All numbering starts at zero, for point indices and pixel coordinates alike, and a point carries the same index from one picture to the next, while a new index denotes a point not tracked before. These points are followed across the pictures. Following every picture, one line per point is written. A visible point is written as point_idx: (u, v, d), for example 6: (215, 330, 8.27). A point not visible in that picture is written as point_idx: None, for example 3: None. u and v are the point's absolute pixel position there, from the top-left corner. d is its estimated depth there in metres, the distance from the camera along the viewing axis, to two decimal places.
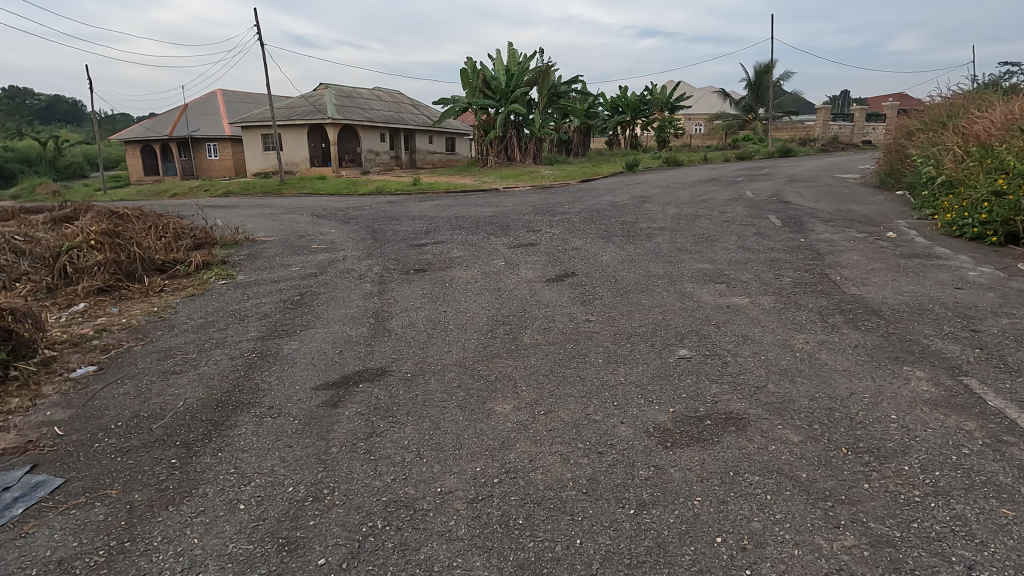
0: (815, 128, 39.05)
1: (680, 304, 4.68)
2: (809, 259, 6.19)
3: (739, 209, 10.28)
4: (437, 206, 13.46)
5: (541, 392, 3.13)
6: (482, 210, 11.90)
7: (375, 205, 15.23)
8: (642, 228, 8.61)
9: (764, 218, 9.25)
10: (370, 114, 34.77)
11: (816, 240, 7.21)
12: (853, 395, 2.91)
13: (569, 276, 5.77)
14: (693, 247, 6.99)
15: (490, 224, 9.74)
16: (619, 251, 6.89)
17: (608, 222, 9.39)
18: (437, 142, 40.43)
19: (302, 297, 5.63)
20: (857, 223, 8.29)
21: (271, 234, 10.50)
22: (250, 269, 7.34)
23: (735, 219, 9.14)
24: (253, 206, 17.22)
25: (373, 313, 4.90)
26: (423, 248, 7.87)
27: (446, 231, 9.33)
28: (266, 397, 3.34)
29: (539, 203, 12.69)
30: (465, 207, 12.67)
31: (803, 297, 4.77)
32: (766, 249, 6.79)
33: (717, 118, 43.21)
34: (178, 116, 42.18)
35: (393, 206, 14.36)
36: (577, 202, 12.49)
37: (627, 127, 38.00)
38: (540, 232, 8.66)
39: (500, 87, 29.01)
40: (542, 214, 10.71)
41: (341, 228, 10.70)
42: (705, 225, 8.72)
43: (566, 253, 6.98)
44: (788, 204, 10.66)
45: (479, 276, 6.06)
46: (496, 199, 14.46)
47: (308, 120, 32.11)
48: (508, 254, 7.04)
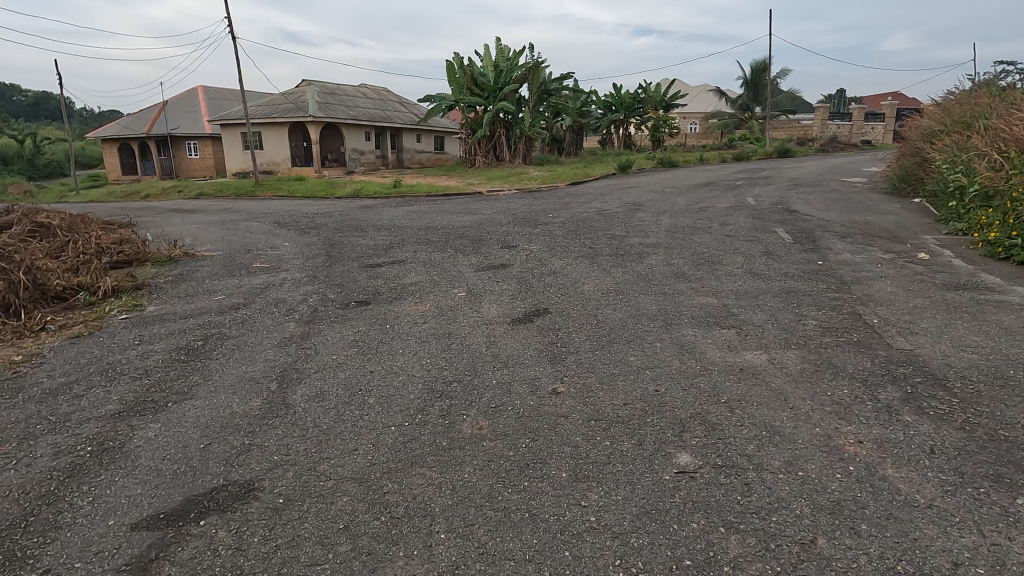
0: (813, 127, 38.08)
1: (678, 363, 3.58)
2: (832, 290, 5.13)
3: (741, 220, 9.24)
4: (411, 213, 12.34)
5: (467, 551, 2.03)
6: (458, 219, 10.80)
7: (346, 211, 14.08)
8: (633, 244, 7.54)
9: (770, 231, 8.20)
10: (355, 112, 33.50)
11: (836, 263, 6.14)
12: (959, 571, 1.82)
13: (539, 315, 4.68)
14: (691, 272, 5.92)
15: (462, 237, 8.67)
16: (604, 278, 5.81)
17: (594, 236, 8.31)
18: (426, 141, 39.27)
19: (204, 343, 4.50)
20: (879, 240, 7.25)
21: (217, 247, 9.34)
22: (169, 296, 6.21)
23: (738, 233, 8.08)
24: (218, 211, 16.05)
25: (278, 373, 3.77)
26: (378, 270, 6.76)
27: (410, 246, 8.22)
28: (46, 552, 2.17)
29: (521, 210, 11.63)
30: (441, 215, 11.56)
31: (838, 353, 3.67)
32: (778, 275, 5.72)
33: (712, 117, 42.30)
34: (156, 114, 40.73)
35: (364, 213, 13.22)
36: (563, 209, 11.42)
37: (620, 126, 36.93)
38: (516, 249, 7.57)
39: (488, 84, 27.85)
40: (522, 225, 9.61)
41: (297, 240, 9.56)
42: (704, 240, 7.66)
43: (541, 278, 5.91)
44: (794, 214, 9.63)
45: (431, 312, 4.96)
46: (477, 205, 13.32)
47: (289, 118, 30.81)
48: (473, 281, 5.95)
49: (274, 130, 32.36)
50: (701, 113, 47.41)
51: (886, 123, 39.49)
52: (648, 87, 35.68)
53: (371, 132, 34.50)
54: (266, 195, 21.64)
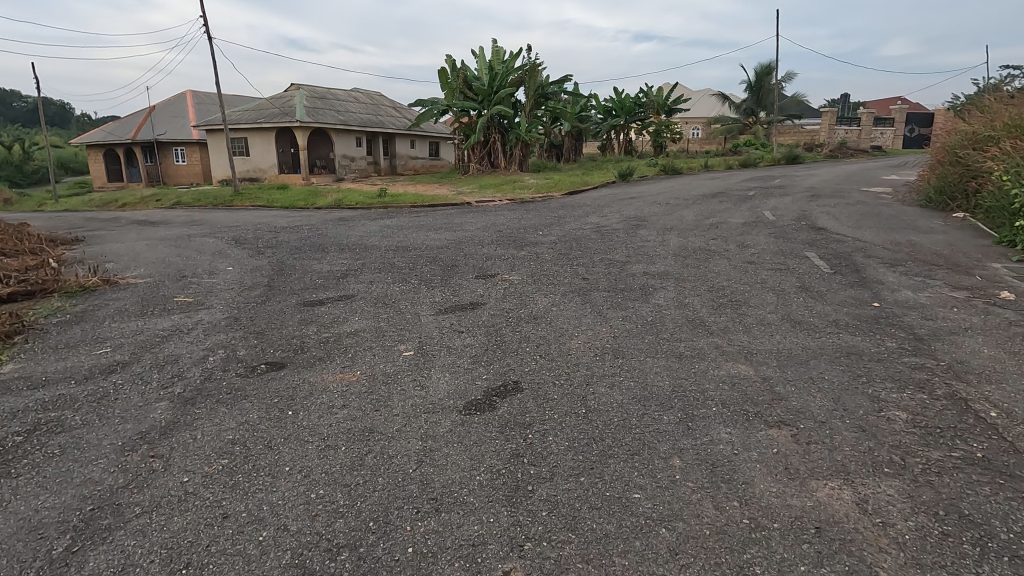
0: (820, 132, 36.78)
1: (712, 511, 2.23)
2: (907, 352, 3.79)
3: (761, 239, 7.92)
4: (385, 229, 11.02)
5: None
6: (436, 237, 9.49)
7: (318, 225, 12.80)
8: (635, 274, 6.20)
9: (799, 255, 6.86)
10: (345, 117, 32.28)
11: (896, 305, 4.83)
12: None
13: (505, 395, 3.34)
14: (711, 318, 4.58)
15: (433, 262, 7.37)
16: (598, 328, 4.48)
17: (588, 261, 7.00)
18: (420, 147, 38.10)
19: (24, 439, 3.15)
20: (938, 270, 5.91)
21: (150, 272, 8.01)
22: (46, 346, 4.89)
23: (760, 258, 6.74)
24: (182, 225, 14.77)
25: (83, 514, 2.42)
26: (318, 309, 5.44)
27: (370, 274, 6.89)
28: None
29: (508, 226, 10.34)
30: (418, 232, 10.26)
31: (965, 489, 2.32)
32: (826, 325, 4.38)
33: (716, 122, 41.12)
34: (143, 119, 39.61)
35: (336, 228, 11.92)
36: (555, 225, 10.13)
37: (621, 131, 35.67)
38: (493, 280, 6.24)
39: (482, 87, 26.60)
40: (505, 245, 8.30)
41: (246, 264, 8.25)
42: (721, 268, 6.32)
43: (517, 327, 4.58)
44: (820, 232, 8.31)
45: (360, 384, 3.62)
46: (461, 218, 12.03)
47: (275, 122, 29.59)
48: (429, 329, 4.62)
49: (261, 136, 31.17)
50: (704, 117, 46.19)
51: (895, 128, 38.19)
52: (650, 90, 34.40)
53: (362, 138, 33.32)
54: (244, 205, 20.41)
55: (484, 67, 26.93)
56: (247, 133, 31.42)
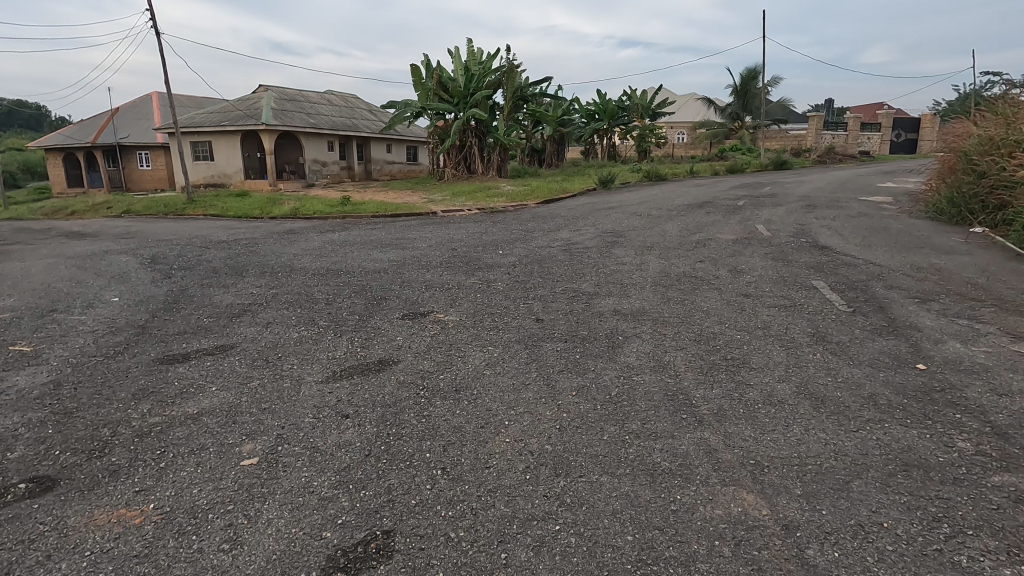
0: (807, 137, 36.05)
1: None
2: (995, 465, 2.53)
3: (756, 262, 6.67)
4: (326, 246, 9.62)
5: None
6: (377, 257, 8.14)
7: (258, 240, 11.39)
8: (602, 314, 4.91)
9: (804, 284, 5.63)
10: (315, 120, 30.81)
11: (948, 367, 3.58)
12: None
13: (358, 572, 2.00)
14: (698, 393, 3.29)
15: (361, 292, 6.04)
16: (540, 410, 3.16)
17: (547, 292, 5.69)
18: (397, 152, 36.77)
19: None
20: (982, 309, 4.69)
21: (17, 303, 6.55)
22: None
23: (757, 289, 5.49)
24: (112, 238, 13.26)
25: None
26: (175, 368, 4.05)
27: (274, 310, 5.52)
28: None
29: (466, 242, 9.05)
30: (362, 249, 8.90)
31: None
32: (862, 406, 3.09)
33: (701, 127, 40.29)
34: (103, 122, 37.69)
35: (274, 244, 10.51)
36: (519, 241, 8.86)
37: (604, 135, 34.59)
38: (422, 322, 4.91)
39: (458, 88, 25.31)
40: (453, 269, 6.97)
41: (140, 292, 6.83)
42: (710, 305, 5.04)
43: (429, 408, 3.24)
44: (823, 251, 7.11)
45: (142, 534, 2.25)
46: (418, 232, 10.68)
47: (240, 126, 28.05)
48: (304, 411, 3.27)
49: (225, 139, 29.57)
50: (689, 122, 45.41)
51: (882, 133, 37.63)
52: (634, 94, 33.35)
53: (334, 142, 31.90)
54: (196, 214, 18.89)
55: (460, 67, 25.66)
56: (211, 136, 29.81)
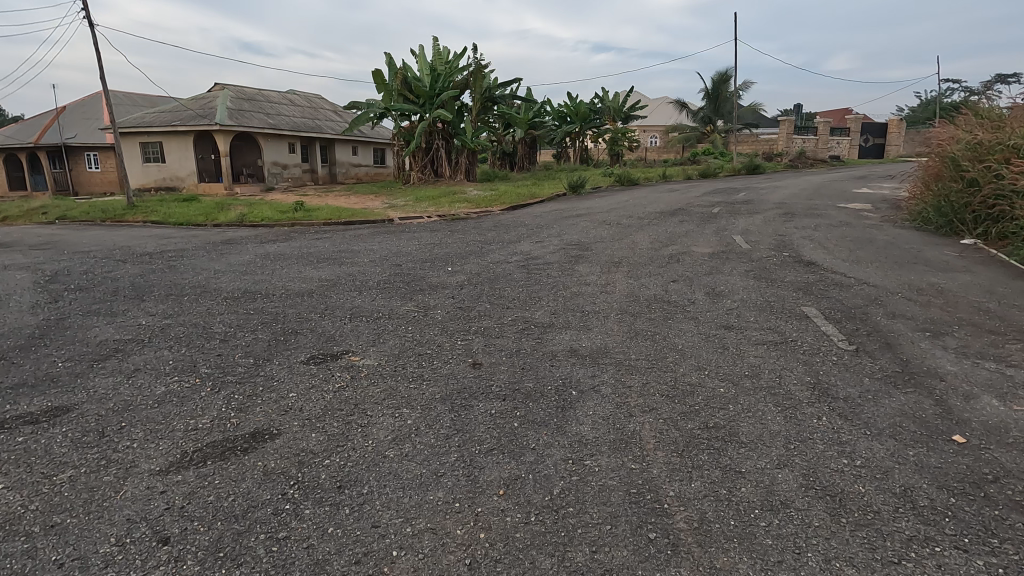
0: (778, 141, 36.01)
1: None
2: None
3: (735, 282, 5.86)
4: (258, 260, 8.54)
5: None
6: (310, 274, 7.12)
7: (187, 252, 10.21)
8: (555, 356, 3.99)
9: (793, 312, 4.82)
10: (275, 121, 29.38)
11: (993, 438, 2.74)
12: None
13: None
14: (672, 491, 2.39)
15: (272, 324, 5.03)
16: (451, 526, 2.22)
17: (492, 324, 4.74)
18: (363, 154, 35.53)
19: None
20: (1007, 345, 3.92)
21: None
22: None
23: (741, 319, 4.65)
24: (27, 248, 11.90)
25: None
26: None
27: (153, 349, 4.46)
28: None
29: (416, 255, 8.09)
30: (295, 265, 7.85)
31: None
32: (895, 512, 2.23)
33: (674, 130, 40.02)
34: (47, 121, 35.51)
35: (202, 257, 9.37)
36: (475, 255, 7.94)
37: (576, 138, 33.94)
38: (330, 368, 3.92)
39: (423, 88, 24.27)
40: (389, 292, 5.98)
41: (9, 322, 5.67)
42: (685, 342, 4.16)
43: (292, 523, 2.26)
44: (810, 268, 6.34)
45: None
46: (365, 243, 9.66)
47: (192, 126, 26.48)
48: (108, 531, 2.25)
49: (177, 140, 27.96)
50: (662, 126, 45.21)
51: (851, 138, 37.87)
52: (606, 96, 32.74)
53: (295, 143, 30.54)
54: (135, 220, 17.48)
55: (426, 67, 24.62)
56: (162, 137, 28.14)
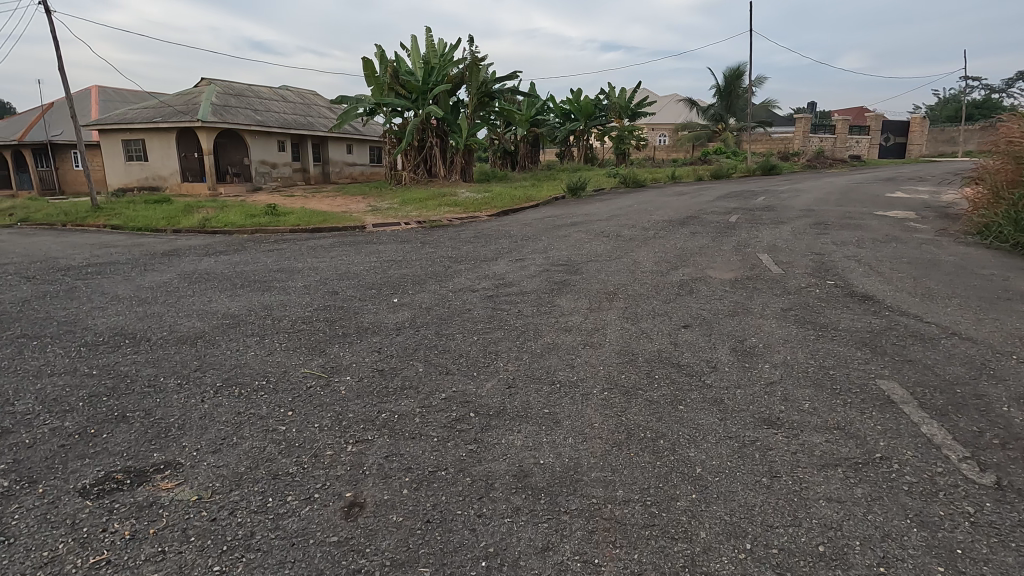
0: (794, 140, 34.21)
1: None
2: None
3: (772, 331, 4.23)
4: (178, 281, 7.02)
5: None
6: (220, 305, 5.58)
7: (113, 266, 8.73)
8: (489, 489, 2.40)
9: (868, 391, 3.20)
10: (262, 117, 27.95)
11: None
12: None
13: None
14: None
15: (102, 397, 3.47)
16: None
17: (413, 409, 3.15)
18: (358, 153, 34.11)
19: None
20: None
21: None
22: None
23: (790, 406, 3.04)
24: None
25: None
26: None
27: None
28: None
29: (364, 278, 6.57)
30: (214, 290, 6.33)
31: None
32: None
33: (684, 129, 38.29)
34: (34, 118, 34.37)
35: (121, 274, 7.87)
36: (436, 279, 6.39)
37: (580, 136, 32.34)
38: (111, 512, 2.33)
39: (415, 83, 22.75)
40: (297, 340, 4.41)
41: None
42: (705, 460, 2.56)
43: None
44: (870, 309, 4.72)
45: None
46: (316, 259, 8.14)
47: (173, 123, 25.08)
48: None
49: (159, 138, 26.55)
50: (671, 124, 43.49)
51: (871, 136, 35.99)
52: (612, 92, 31.06)
53: (284, 141, 29.14)
54: (96, 223, 16.05)
55: (419, 60, 23.08)
56: (144, 134, 26.76)
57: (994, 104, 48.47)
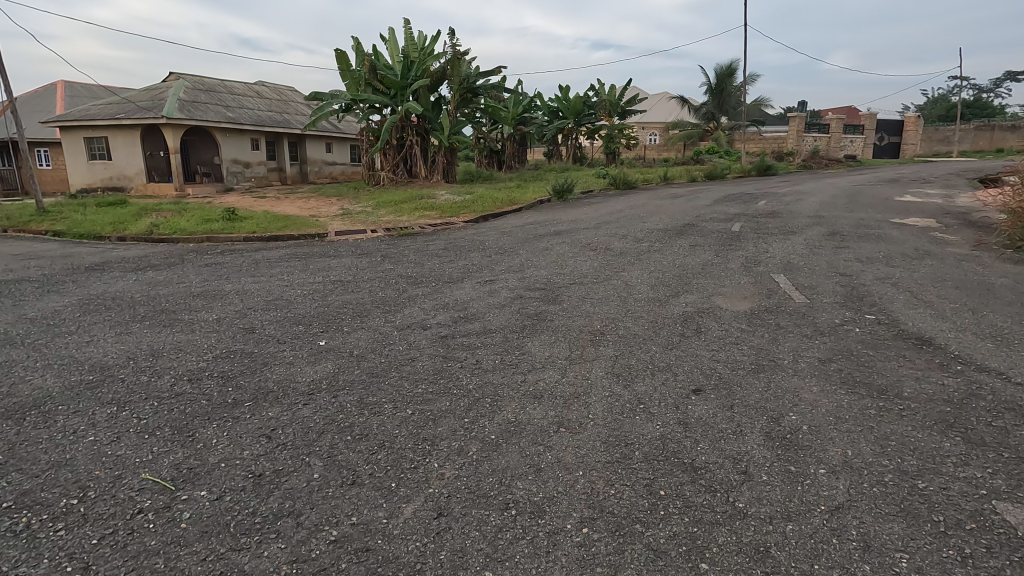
0: (787, 139, 33.32)
1: None
2: None
3: (816, 402, 3.09)
4: (75, 308, 5.78)
5: None
6: (99, 349, 4.35)
7: (19, 284, 7.46)
8: None
9: (994, 530, 2.06)
10: (234, 114, 26.52)
11: None
12: None
13: None
14: None
15: None
16: None
17: (277, 571, 1.98)
18: (337, 151, 32.76)
19: None
20: None
21: None
22: None
23: (880, 569, 1.89)
24: None
25: None
26: None
27: None
28: None
29: (297, 306, 5.38)
30: (108, 322, 5.11)
31: None
32: None
33: (675, 127, 37.33)
34: None
35: (19, 297, 6.62)
36: (383, 309, 5.21)
37: (568, 135, 31.20)
38: None
39: (393, 77, 21.47)
40: (162, 416, 3.18)
41: None
42: None
43: None
44: (936, 363, 3.60)
45: None
46: (253, 278, 6.90)
47: (137, 120, 23.56)
48: None
49: (123, 135, 25.02)
50: (662, 123, 42.52)
51: (865, 136, 35.18)
52: (602, 89, 29.93)
53: (258, 139, 27.75)
54: (38, 228, 14.62)
55: (397, 53, 21.79)
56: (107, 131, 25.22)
57: (986, 104, 48.12)
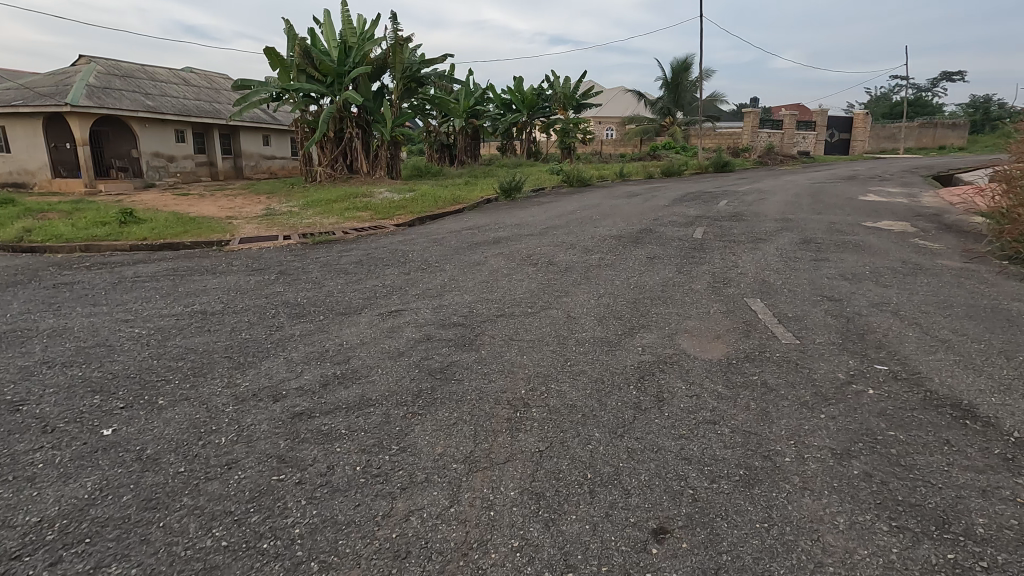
0: (743, 135, 33.07)
1: None
2: None
3: (851, 559, 1.90)
4: None
5: None
6: None
7: None
8: None
9: None
10: (154, 102, 24.04)
11: None
12: None
13: None
14: None
15: None
16: None
17: None
18: (276, 144, 30.52)
19: None
20: None
21: None
22: None
23: None
24: None
25: None
26: None
27: None
28: None
29: (118, 358, 3.89)
30: None
31: None
32: None
33: (631, 122, 36.63)
34: None
35: None
36: (234, 362, 3.78)
37: (522, 129, 29.97)
38: None
39: (328, 63, 19.64)
40: None
41: None
42: None
43: None
44: (996, 456, 2.49)
45: None
46: (94, 308, 5.31)
47: (34, 108, 20.83)
48: None
49: (22, 125, 22.22)
50: (618, 117, 41.82)
51: (817, 132, 35.33)
52: (556, 81, 28.77)
53: (183, 130, 25.33)
54: None
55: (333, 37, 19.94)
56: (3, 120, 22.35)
57: (926, 103, 49.71)
